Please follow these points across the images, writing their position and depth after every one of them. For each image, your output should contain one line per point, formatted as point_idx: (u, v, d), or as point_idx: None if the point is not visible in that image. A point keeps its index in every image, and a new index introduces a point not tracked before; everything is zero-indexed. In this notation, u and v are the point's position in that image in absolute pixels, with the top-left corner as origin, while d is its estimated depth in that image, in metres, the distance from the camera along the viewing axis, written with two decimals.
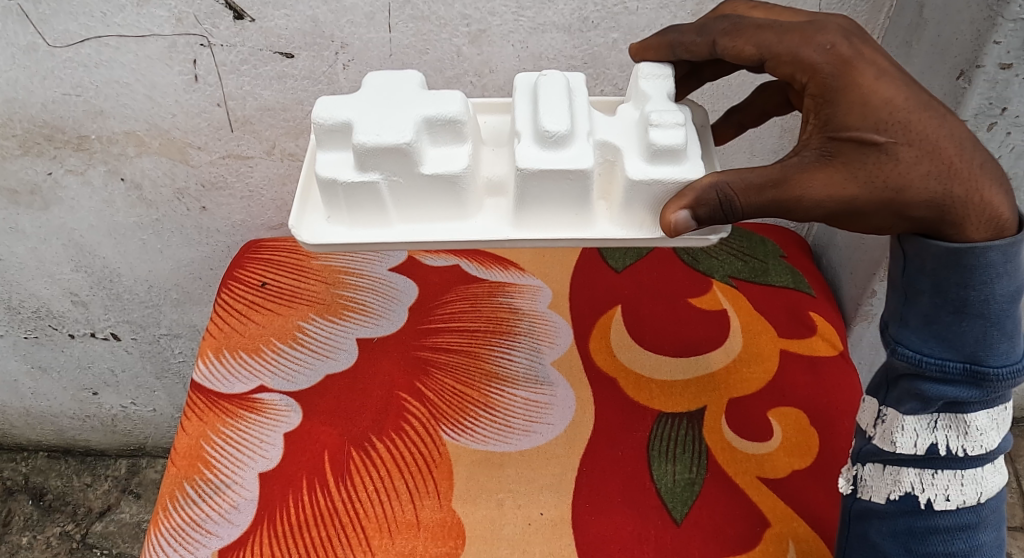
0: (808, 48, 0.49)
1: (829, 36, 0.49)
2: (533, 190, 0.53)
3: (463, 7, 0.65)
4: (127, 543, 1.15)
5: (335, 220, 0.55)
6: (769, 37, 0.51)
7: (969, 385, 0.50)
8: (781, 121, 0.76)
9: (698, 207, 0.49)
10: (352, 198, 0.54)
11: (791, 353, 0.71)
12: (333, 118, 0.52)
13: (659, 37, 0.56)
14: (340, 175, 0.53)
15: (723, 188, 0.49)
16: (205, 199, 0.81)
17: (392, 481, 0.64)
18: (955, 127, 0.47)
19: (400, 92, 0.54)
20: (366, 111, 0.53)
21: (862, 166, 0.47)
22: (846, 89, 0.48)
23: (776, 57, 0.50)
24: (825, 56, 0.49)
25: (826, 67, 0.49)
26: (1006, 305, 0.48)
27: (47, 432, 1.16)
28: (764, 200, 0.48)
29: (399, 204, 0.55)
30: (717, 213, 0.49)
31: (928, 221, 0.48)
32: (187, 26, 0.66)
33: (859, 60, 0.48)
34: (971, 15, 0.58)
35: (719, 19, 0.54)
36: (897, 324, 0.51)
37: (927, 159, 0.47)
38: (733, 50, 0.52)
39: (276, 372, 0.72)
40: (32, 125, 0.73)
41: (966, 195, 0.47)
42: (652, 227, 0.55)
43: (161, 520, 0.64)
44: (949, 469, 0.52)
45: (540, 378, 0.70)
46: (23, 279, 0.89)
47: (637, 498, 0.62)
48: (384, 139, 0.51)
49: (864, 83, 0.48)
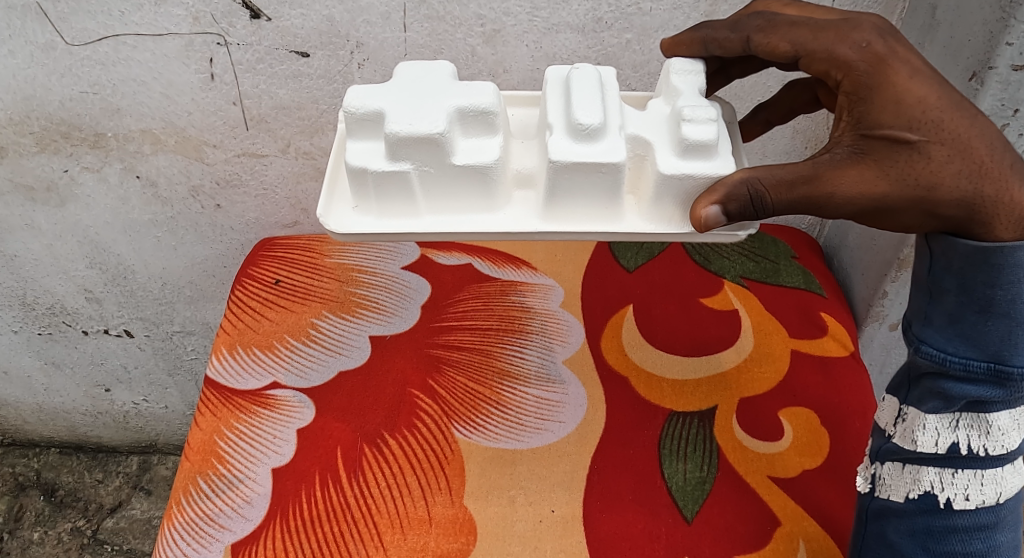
0: (842, 46, 0.50)
1: (864, 34, 0.50)
2: (564, 181, 0.53)
3: (478, 8, 0.66)
4: (137, 540, 1.15)
5: (362, 208, 0.56)
6: (803, 34, 0.51)
7: (992, 384, 0.50)
8: (793, 123, 0.76)
9: (728, 202, 0.50)
10: (382, 186, 0.54)
11: (802, 353, 0.71)
12: (365, 107, 0.52)
13: (691, 33, 0.57)
14: (370, 164, 0.53)
15: (753, 184, 0.49)
16: (220, 197, 0.82)
17: (404, 477, 0.64)
18: (987, 127, 0.48)
19: (432, 83, 0.54)
20: (398, 101, 0.53)
21: (894, 164, 0.48)
22: (880, 86, 0.48)
23: (811, 54, 0.51)
24: (860, 53, 0.49)
25: (861, 64, 0.49)
26: None
27: (60, 428, 1.17)
28: (795, 196, 0.48)
29: (428, 192, 0.55)
30: (748, 209, 0.49)
31: (958, 220, 0.48)
32: (203, 25, 0.67)
33: (893, 58, 0.49)
34: (984, 16, 0.58)
35: (754, 16, 0.54)
36: (921, 322, 0.52)
37: (959, 158, 0.47)
38: (767, 47, 0.53)
39: (289, 369, 0.72)
40: (49, 123, 0.74)
41: (996, 195, 0.47)
42: (679, 221, 0.55)
43: (174, 515, 0.64)
44: (969, 468, 0.53)
45: (551, 377, 0.70)
46: (38, 275, 0.90)
47: (649, 495, 0.63)
48: (417, 127, 0.52)
49: (898, 82, 0.48)
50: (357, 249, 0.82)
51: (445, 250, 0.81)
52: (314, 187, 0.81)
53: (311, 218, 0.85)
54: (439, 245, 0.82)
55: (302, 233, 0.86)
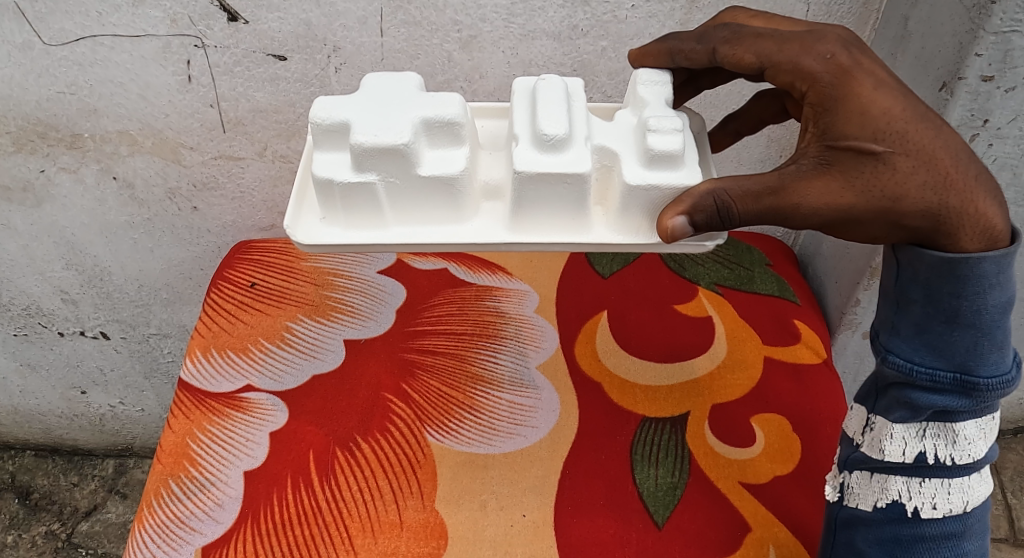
0: (808, 57, 0.50)
1: (829, 45, 0.50)
2: (530, 192, 0.53)
3: (455, 13, 0.66)
4: (112, 543, 1.15)
5: (330, 220, 0.56)
6: (769, 46, 0.52)
7: (958, 395, 0.50)
8: (768, 132, 0.77)
9: (695, 212, 0.50)
10: (349, 199, 0.54)
11: (775, 360, 0.72)
12: (332, 118, 0.53)
13: (659, 45, 0.57)
14: (336, 175, 0.53)
15: (720, 195, 0.49)
16: (196, 200, 0.82)
17: (376, 481, 0.64)
18: (952, 139, 0.48)
19: (399, 94, 0.54)
20: (364, 111, 0.53)
21: (859, 175, 0.48)
22: (844, 98, 0.49)
23: (776, 65, 0.51)
24: (825, 65, 0.50)
25: (826, 75, 0.49)
26: (996, 316, 0.49)
27: (35, 431, 1.16)
28: (762, 207, 0.49)
29: (395, 204, 0.55)
30: (714, 219, 0.50)
31: (924, 231, 0.48)
32: (181, 27, 0.67)
33: (858, 70, 0.49)
34: (954, 27, 0.59)
35: (720, 28, 0.55)
36: (889, 332, 0.52)
37: (924, 169, 0.48)
38: (733, 58, 0.53)
39: (263, 372, 0.72)
40: (26, 123, 0.74)
41: (961, 206, 0.47)
42: (647, 231, 0.55)
43: (145, 518, 0.64)
44: (936, 477, 0.53)
45: (525, 382, 0.70)
46: (14, 276, 0.90)
47: (621, 501, 0.63)
48: (382, 139, 0.52)
49: (862, 93, 0.49)
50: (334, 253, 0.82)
51: (421, 254, 0.81)
52: (290, 190, 0.81)
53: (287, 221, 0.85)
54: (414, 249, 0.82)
55: (279, 237, 0.86)
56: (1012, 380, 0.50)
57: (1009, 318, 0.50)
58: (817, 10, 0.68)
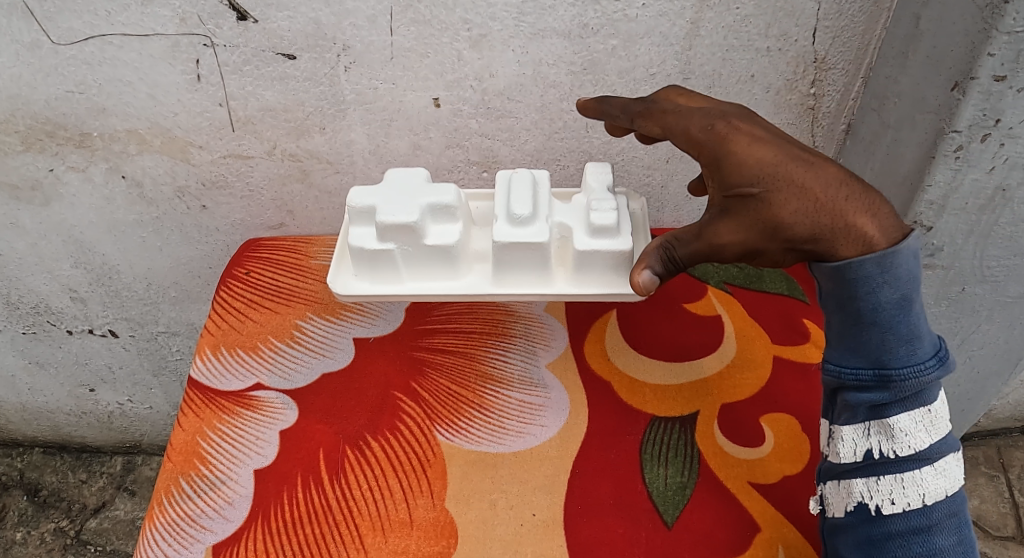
0: (694, 125, 0.55)
1: (707, 118, 0.55)
2: (507, 257, 0.63)
3: (464, 12, 0.66)
4: (121, 541, 1.15)
5: (361, 274, 0.66)
6: (670, 120, 0.57)
7: (881, 389, 0.54)
8: (777, 129, 0.76)
9: (655, 265, 0.56)
10: (375, 260, 0.65)
11: (784, 359, 0.72)
12: (363, 202, 0.63)
13: (595, 107, 0.63)
14: (365, 243, 0.64)
15: (663, 245, 0.55)
16: (205, 198, 0.81)
17: (386, 480, 0.64)
18: (824, 169, 0.51)
19: (410, 180, 0.65)
20: (387, 198, 0.63)
21: (747, 214, 0.51)
22: (726, 156, 0.52)
23: (671, 134, 0.57)
24: (706, 132, 0.54)
25: (707, 142, 0.54)
26: (895, 310, 0.52)
27: (44, 428, 1.16)
28: (691, 251, 0.54)
29: (411, 266, 0.65)
30: (669, 267, 0.55)
31: (814, 251, 0.51)
32: (190, 25, 0.67)
33: (733, 132, 0.53)
34: (966, 27, 0.59)
35: (638, 101, 0.60)
36: (824, 350, 0.56)
37: (798, 199, 0.50)
38: (645, 130, 0.59)
39: (272, 370, 0.72)
40: (35, 122, 0.74)
41: (834, 222, 0.50)
42: (600, 285, 0.65)
43: (156, 516, 0.64)
44: (890, 473, 0.54)
45: (534, 381, 0.70)
46: (23, 274, 0.90)
47: (630, 500, 0.63)
48: (397, 218, 0.62)
49: (738, 150, 0.52)
50: None
51: None
52: (298, 189, 0.80)
53: (297, 220, 0.84)
54: None
55: (289, 235, 0.85)
56: (929, 368, 0.53)
57: (913, 312, 0.52)
58: (829, 8, 0.67)
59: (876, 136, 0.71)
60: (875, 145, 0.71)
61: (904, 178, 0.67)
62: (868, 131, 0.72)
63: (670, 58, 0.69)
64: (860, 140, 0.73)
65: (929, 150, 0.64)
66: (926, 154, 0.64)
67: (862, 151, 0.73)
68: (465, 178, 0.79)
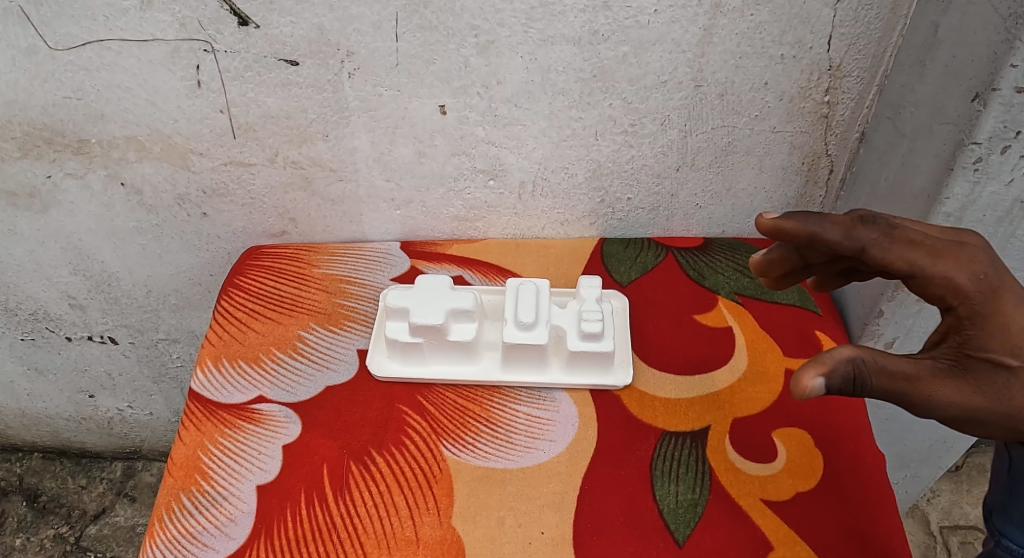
0: (959, 273, 0.50)
1: (980, 263, 0.50)
2: (513, 359, 0.69)
3: (472, 18, 0.64)
4: (121, 547, 1.14)
5: (394, 356, 0.71)
6: (912, 252, 0.51)
7: None
8: (790, 137, 0.73)
9: (833, 374, 0.46)
10: (407, 354, 0.70)
11: (796, 372, 0.70)
12: (397, 303, 0.70)
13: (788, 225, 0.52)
14: (399, 336, 0.69)
15: (859, 362, 0.47)
16: (206, 206, 0.80)
17: (391, 496, 0.63)
18: None
19: (437, 287, 0.71)
20: (420, 299, 0.70)
21: (991, 385, 0.48)
22: (990, 315, 0.49)
23: (884, 252, 0.51)
24: (978, 283, 0.50)
25: (976, 293, 0.50)
26: None
27: (43, 433, 1.15)
28: (896, 388, 0.47)
29: (435, 355, 0.70)
30: (850, 384, 0.47)
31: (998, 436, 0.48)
32: (190, 31, 0.65)
33: (1005, 287, 0.50)
34: (988, 36, 0.57)
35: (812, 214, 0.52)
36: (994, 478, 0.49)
37: None
38: (830, 239, 0.51)
39: (275, 383, 0.71)
40: (32, 128, 0.73)
41: None
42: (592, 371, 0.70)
43: (157, 532, 0.63)
44: None
45: (542, 394, 0.69)
46: (21, 281, 0.88)
47: (640, 518, 0.62)
48: (427, 320, 0.69)
49: (1005, 311, 0.49)
50: (346, 259, 0.80)
51: (435, 262, 0.79)
52: (301, 196, 0.79)
53: (299, 227, 0.82)
54: (429, 256, 0.80)
55: (290, 243, 0.83)
56: None
57: None
58: (845, 16, 0.65)
59: (890, 145, 0.69)
60: (890, 155, 0.69)
61: (920, 190, 0.65)
62: (882, 140, 0.70)
63: (683, 65, 0.68)
64: (873, 149, 0.71)
65: (947, 161, 0.62)
66: (944, 166, 0.63)
67: (876, 160, 0.71)
68: (471, 186, 0.77)
